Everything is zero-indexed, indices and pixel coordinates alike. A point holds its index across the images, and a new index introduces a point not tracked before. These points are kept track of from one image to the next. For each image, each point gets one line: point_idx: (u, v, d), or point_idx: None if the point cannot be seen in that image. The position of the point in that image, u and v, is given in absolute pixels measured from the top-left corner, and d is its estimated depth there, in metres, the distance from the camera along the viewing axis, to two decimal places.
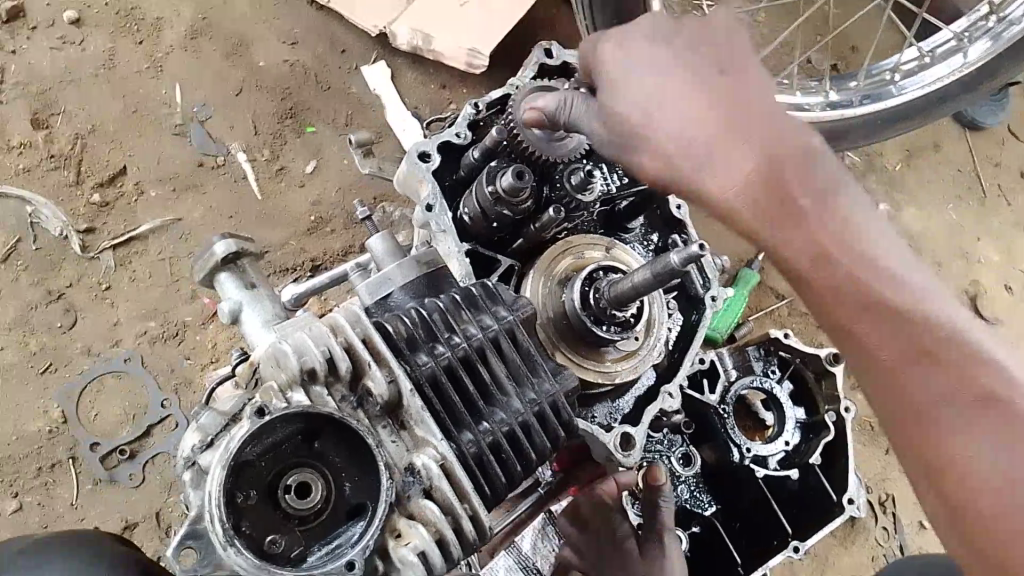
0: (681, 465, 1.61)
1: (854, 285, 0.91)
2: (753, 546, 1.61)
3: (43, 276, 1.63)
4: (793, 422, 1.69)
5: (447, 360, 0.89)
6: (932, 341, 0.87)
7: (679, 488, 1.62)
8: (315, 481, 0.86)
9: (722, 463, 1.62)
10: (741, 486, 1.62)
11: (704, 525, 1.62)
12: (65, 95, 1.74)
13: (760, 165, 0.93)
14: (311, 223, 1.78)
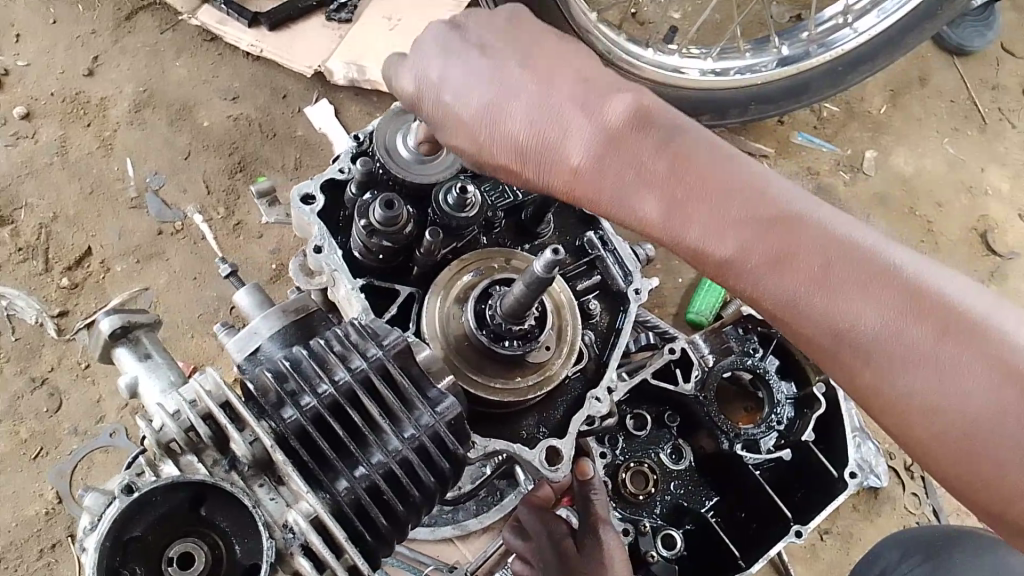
0: (669, 462, 1.59)
1: (725, 237, 0.86)
2: (754, 540, 1.50)
3: (25, 365, 1.69)
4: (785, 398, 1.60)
5: (313, 409, 0.87)
6: (816, 273, 0.84)
7: (670, 487, 1.57)
8: (199, 549, 0.84)
9: (713, 453, 1.56)
10: (734, 476, 1.54)
11: (698, 524, 1.54)
12: (25, 187, 1.81)
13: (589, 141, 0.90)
14: (273, 270, 1.80)
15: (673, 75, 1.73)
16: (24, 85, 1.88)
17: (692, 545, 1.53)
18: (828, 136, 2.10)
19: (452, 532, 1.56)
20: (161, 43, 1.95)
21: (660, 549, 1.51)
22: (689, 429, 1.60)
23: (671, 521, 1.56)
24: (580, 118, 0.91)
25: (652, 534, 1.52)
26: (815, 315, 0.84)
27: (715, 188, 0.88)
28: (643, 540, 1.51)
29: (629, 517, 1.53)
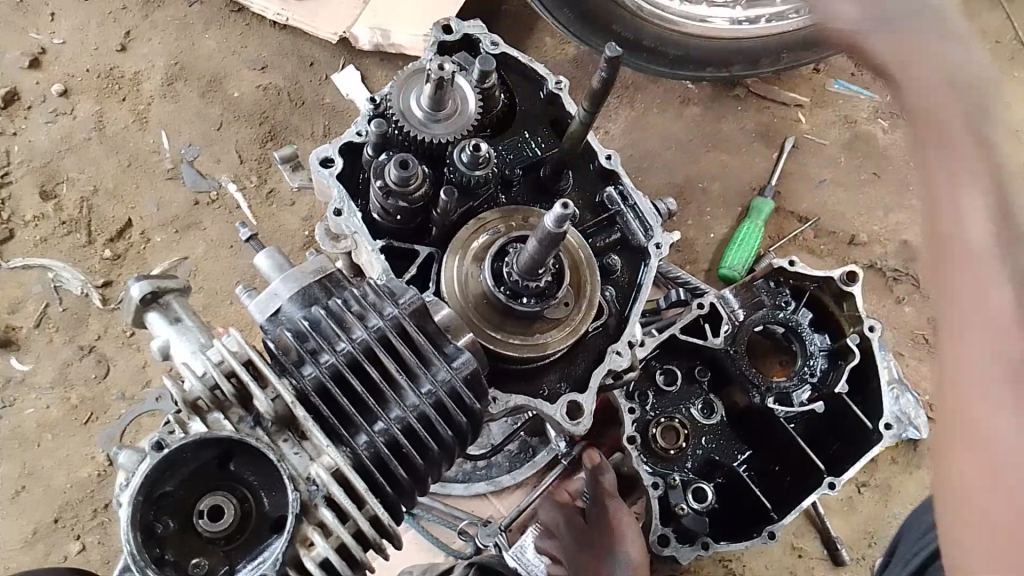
0: (700, 417, 1.59)
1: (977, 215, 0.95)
2: (791, 490, 1.52)
3: (73, 335, 1.76)
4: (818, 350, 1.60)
5: (332, 367, 0.89)
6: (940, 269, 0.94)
7: (701, 442, 1.57)
8: (228, 501, 0.89)
9: (744, 409, 1.56)
10: (766, 430, 1.54)
11: (726, 476, 1.55)
12: (66, 163, 1.86)
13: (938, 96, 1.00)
14: (307, 237, 1.83)
15: (695, 24, 1.67)
16: (60, 63, 1.93)
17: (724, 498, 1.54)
18: (866, 83, 2.02)
19: (486, 488, 1.59)
20: (189, 16, 1.98)
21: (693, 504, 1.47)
22: (720, 386, 1.59)
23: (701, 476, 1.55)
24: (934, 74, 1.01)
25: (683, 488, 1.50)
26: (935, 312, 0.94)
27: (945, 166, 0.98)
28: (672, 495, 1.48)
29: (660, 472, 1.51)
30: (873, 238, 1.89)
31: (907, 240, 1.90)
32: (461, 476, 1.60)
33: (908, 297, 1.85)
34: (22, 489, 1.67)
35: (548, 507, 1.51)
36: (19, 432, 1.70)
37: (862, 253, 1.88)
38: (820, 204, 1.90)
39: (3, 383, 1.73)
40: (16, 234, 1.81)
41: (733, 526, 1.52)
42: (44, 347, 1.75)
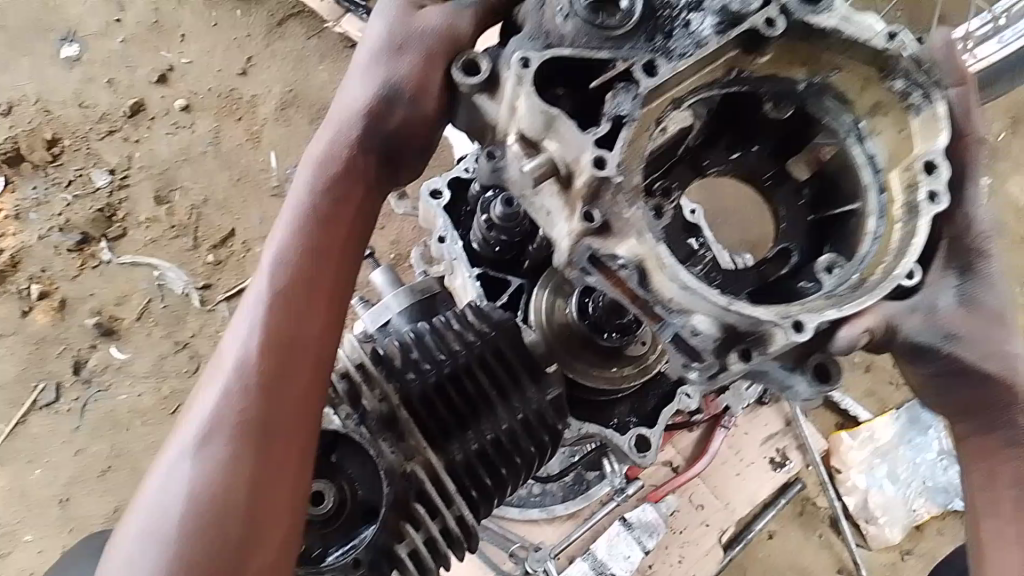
0: (871, 193, 0.86)
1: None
2: (601, 141, 0.77)
3: (172, 330, 1.88)
4: (527, 153, 0.84)
5: (433, 377, 1.00)
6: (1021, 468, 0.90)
7: (741, 74, 0.84)
8: (329, 489, 0.94)
9: (868, 90, 0.85)
10: (842, 216, 0.89)
11: (738, 107, 0.90)
12: (181, 172, 2.02)
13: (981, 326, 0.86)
14: (392, 259, 1.90)
15: None
16: (186, 81, 2.11)
17: (739, 40, 0.80)
18: None
19: (539, 515, 1.61)
20: (306, 49, 2.15)
21: None
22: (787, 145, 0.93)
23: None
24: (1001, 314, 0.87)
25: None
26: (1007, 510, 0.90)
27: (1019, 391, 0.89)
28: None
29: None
30: None
31: None
32: (517, 499, 1.62)
33: None
34: (108, 469, 1.78)
35: (600, 541, 1.60)
36: (112, 415, 1.81)
37: None
38: None
39: (104, 368, 1.85)
40: (130, 232, 1.96)
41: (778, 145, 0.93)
42: (143, 338, 1.87)
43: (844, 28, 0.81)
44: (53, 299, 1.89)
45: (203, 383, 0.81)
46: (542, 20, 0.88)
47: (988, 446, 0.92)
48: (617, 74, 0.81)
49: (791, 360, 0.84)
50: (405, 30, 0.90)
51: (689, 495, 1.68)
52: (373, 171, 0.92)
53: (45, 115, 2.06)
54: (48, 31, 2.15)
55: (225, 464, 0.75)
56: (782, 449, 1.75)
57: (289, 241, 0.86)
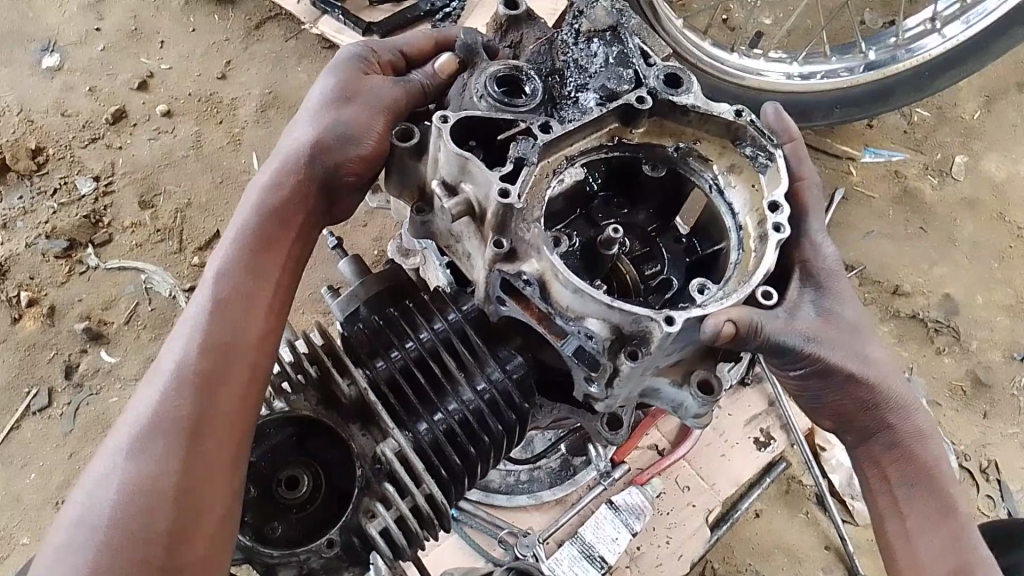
0: (732, 233, 0.96)
1: (918, 444, 0.99)
2: (505, 176, 0.93)
3: (158, 332, 1.89)
4: (448, 194, 0.98)
5: (401, 362, 1.02)
6: (912, 455, 0.99)
7: (622, 139, 1.00)
8: (304, 474, 0.98)
9: (724, 155, 0.99)
10: (714, 258, 1.00)
11: (625, 173, 1.03)
12: (164, 177, 2.04)
13: (845, 330, 0.95)
14: (375, 256, 1.91)
15: (753, 77, 1.78)
16: (166, 87, 2.14)
17: (617, 112, 0.99)
18: (916, 141, 2.11)
19: (527, 501, 1.62)
20: (285, 50, 2.19)
21: (598, 59, 1.05)
22: (672, 201, 1.05)
23: (566, 62, 1.05)
24: (855, 319, 0.97)
25: (599, 33, 1.08)
26: (911, 497, 0.99)
27: (896, 386, 0.98)
28: (640, 36, 1.09)
29: (619, 10, 1.10)
30: (917, 289, 1.92)
31: (949, 293, 1.93)
32: (505, 488, 1.64)
33: (947, 347, 1.87)
34: None
35: (587, 525, 1.59)
36: (102, 418, 1.82)
37: (905, 303, 1.91)
38: (865, 254, 1.95)
39: (93, 372, 1.86)
40: (115, 237, 1.98)
41: (663, 199, 1.05)
42: (131, 341, 1.89)
43: (699, 106, 0.98)
44: (41, 306, 1.90)
45: (144, 386, 0.89)
46: (463, 100, 1.03)
47: (873, 451, 1.02)
48: (518, 133, 0.97)
49: (679, 376, 0.98)
50: (352, 90, 1.07)
51: (674, 477, 1.70)
52: (312, 200, 1.03)
53: (28, 125, 2.08)
54: (29, 42, 2.19)
55: (159, 460, 0.82)
56: (765, 429, 1.77)
57: (230, 262, 0.96)
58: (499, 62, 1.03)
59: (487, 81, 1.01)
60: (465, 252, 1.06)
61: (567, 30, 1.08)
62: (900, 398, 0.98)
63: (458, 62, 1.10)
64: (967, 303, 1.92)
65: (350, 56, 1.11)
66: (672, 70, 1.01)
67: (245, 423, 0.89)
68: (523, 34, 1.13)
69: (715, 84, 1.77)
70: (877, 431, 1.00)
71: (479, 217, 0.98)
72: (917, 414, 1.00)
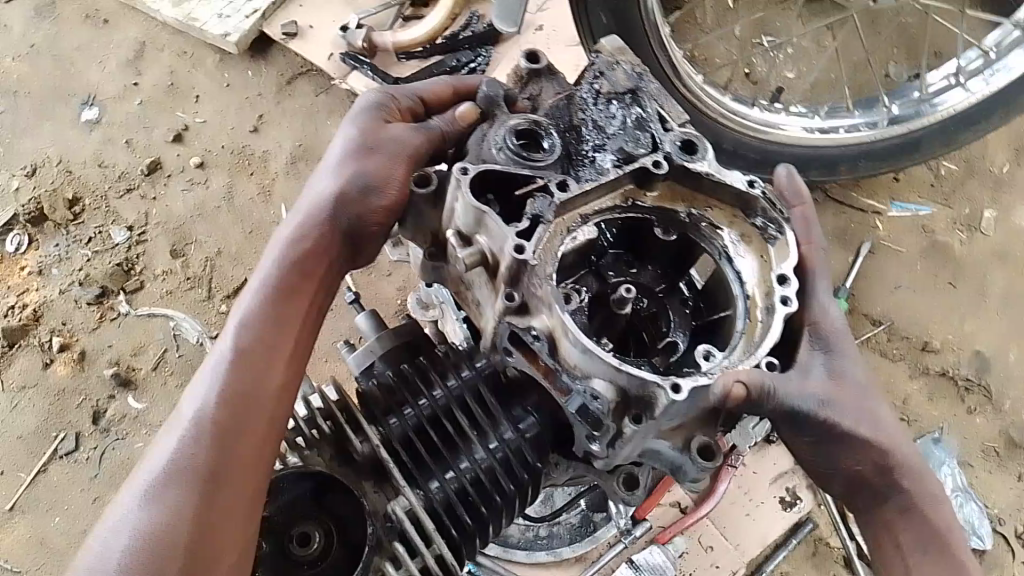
0: (738, 301, 0.96)
1: (928, 507, 0.98)
2: (523, 233, 0.94)
3: (186, 379, 1.92)
4: (463, 246, 1.00)
5: (414, 419, 1.03)
6: (923, 517, 0.97)
7: (637, 201, 1.01)
8: (316, 531, 0.98)
9: (735, 223, 1.00)
10: (720, 322, 0.99)
11: (634, 231, 1.03)
12: (196, 227, 2.09)
13: (853, 391, 0.95)
14: (398, 305, 1.93)
15: (774, 131, 1.79)
16: (200, 139, 2.21)
17: (633, 174, 1.00)
18: (944, 195, 2.08)
19: (546, 558, 1.61)
20: (316, 104, 2.25)
21: (617, 120, 1.07)
22: (681, 262, 1.04)
23: (585, 120, 1.08)
24: (862, 380, 0.97)
25: (619, 96, 1.10)
26: (925, 563, 0.96)
27: (905, 449, 0.97)
28: (659, 99, 1.11)
29: (639, 73, 1.12)
30: (946, 346, 1.89)
31: (980, 349, 1.89)
32: (524, 543, 1.62)
33: (978, 405, 1.83)
34: None
35: None
36: (129, 464, 1.84)
37: (934, 359, 1.88)
38: (893, 309, 1.92)
39: (121, 418, 1.89)
40: (146, 285, 2.02)
41: (672, 257, 1.04)
42: (159, 387, 1.92)
43: (712, 174, 0.99)
44: (72, 352, 1.94)
45: (164, 433, 0.89)
46: (480, 151, 1.04)
47: (884, 515, 0.99)
48: (536, 189, 0.98)
49: (679, 442, 0.98)
50: (374, 138, 1.07)
51: (698, 536, 1.67)
52: (336, 250, 1.04)
53: (67, 176, 2.15)
54: (71, 96, 2.27)
55: (173, 510, 0.82)
56: (791, 488, 1.74)
57: (253, 311, 0.97)
58: (519, 117, 1.05)
59: (506, 134, 1.03)
60: (475, 301, 1.08)
61: (585, 90, 1.11)
62: (909, 461, 0.97)
63: (479, 112, 1.10)
64: (999, 361, 1.88)
65: (371, 105, 1.12)
66: (687, 136, 1.02)
67: (258, 478, 0.89)
68: (541, 89, 1.16)
69: (736, 136, 1.78)
70: (888, 495, 0.98)
71: (492, 267, 0.99)
72: (926, 477, 0.99)
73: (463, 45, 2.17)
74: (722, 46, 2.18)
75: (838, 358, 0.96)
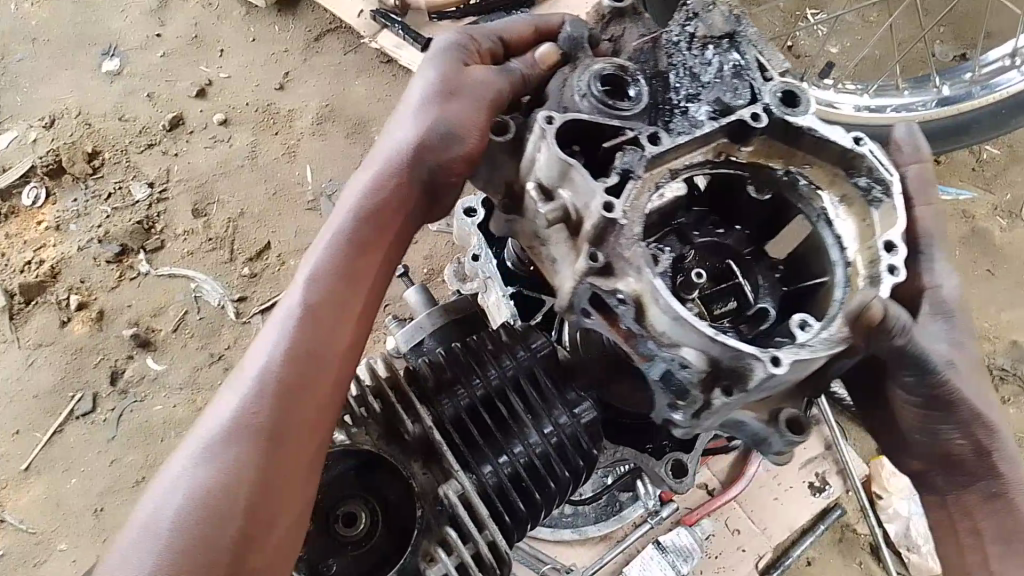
0: (837, 268, 0.91)
1: (1021, 498, 0.95)
2: (610, 188, 0.89)
3: (205, 342, 1.88)
4: (543, 198, 0.94)
5: (468, 400, 0.99)
6: (1012, 507, 0.95)
7: (730, 157, 0.96)
8: (361, 512, 0.95)
9: (835, 184, 0.95)
10: (812, 288, 0.95)
11: (725, 188, 0.99)
12: (218, 186, 2.03)
13: (967, 367, 0.95)
14: (426, 274, 1.89)
15: (823, 108, 1.74)
16: (224, 96, 2.14)
17: (728, 129, 0.94)
18: (987, 180, 2.03)
19: (571, 536, 1.57)
20: (344, 64, 2.18)
21: (713, 67, 1.01)
22: (770, 224, 1.01)
23: (673, 65, 1.03)
24: (978, 362, 0.96)
25: (715, 40, 1.03)
26: (1007, 549, 0.93)
27: (1005, 439, 0.95)
28: (758, 44, 1.04)
29: (736, 15, 1.06)
30: (984, 334, 1.85)
31: (1018, 340, 1.86)
32: (549, 519, 1.59)
33: (1014, 396, 1.80)
34: (143, 479, 1.76)
35: (634, 564, 1.56)
36: (146, 426, 1.81)
37: None
38: None
39: (139, 379, 1.85)
40: (167, 244, 1.97)
41: (759, 220, 1.00)
42: (178, 349, 1.88)
43: (814, 129, 0.93)
44: (91, 310, 1.90)
45: (228, 387, 0.85)
46: (564, 97, 1.01)
47: (966, 500, 0.97)
48: (626, 142, 0.93)
49: (767, 414, 0.93)
50: (455, 86, 1.01)
51: (725, 519, 1.64)
52: (411, 205, 0.99)
53: (86, 128, 2.09)
54: (91, 46, 2.20)
55: (232, 469, 0.78)
56: (821, 474, 1.71)
57: (324, 266, 0.92)
58: (605, 61, 1.01)
59: (591, 79, 0.99)
60: (550, 258, 1.02)
61: (677, 31, 1.06)
62: (1008, 450, 0.95)
63: (560, 53, 1.07)
64: None
65: (452, 50, 1.06)
66: (788, 86, 0.97)
67: (321, 442, 0.85)
68: (624, 30, 1.13)
69: None
70: (980, 478, 0.96)
71: (573, 225, 0.94)
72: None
73: (499, 7, 2.10)
74: (766, 17, 2.12)
75: (956, 335, 0.96)
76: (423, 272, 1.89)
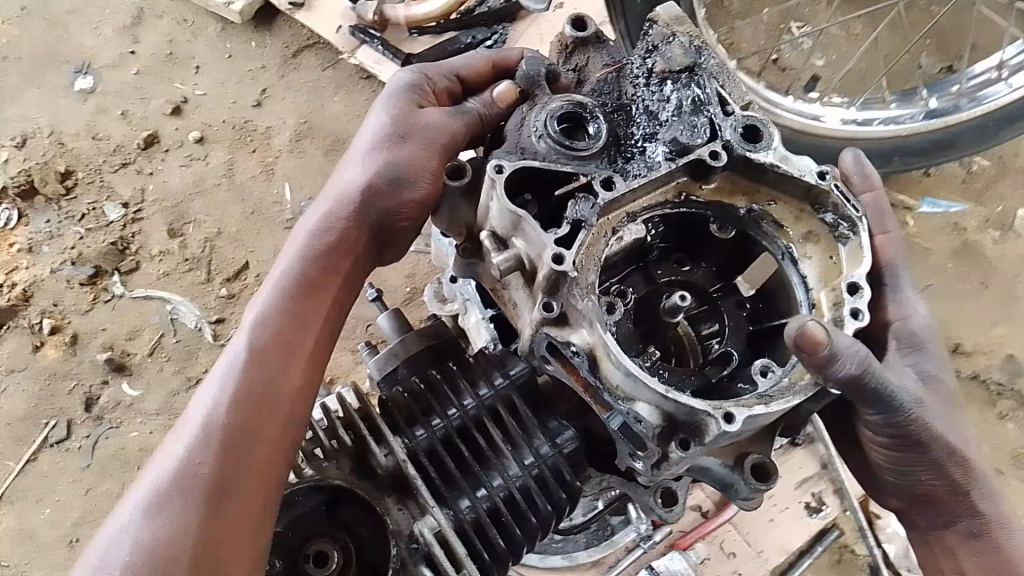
0: (802, 309, 0.89)
1: (1001, 530, 0.95)
2: (562, 239, 0.85)
3: (182, 365, 1.83)
4: (496, 247, 0.92)
5: (442, 431, 0.95)
6: (993, 540, 0.95)
7: (689, 197, 0.92)
8: (333, 550, 0.89)
9: (802, 220, 0.92)
10: (779, 330, 0.93)
11: (687, 228, 0.96)
12: (194, 205, 1.99)
13: (940, 402, 0.93)
14: (408, 293, 1.85)
15: (809, 123, 1.72)
16: (200, 113, 2.10)
17: (688, 168, 0.90)
18: (976, 193, 1.99)
19: (561, 562, 1.52)
20: (322, 79, 2.14)
21: (671, 105, 0.97)
22: (737, 261, 0.98)
23: (634, 102, 0.99)
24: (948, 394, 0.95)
25: (674, 74, 0.99)
26: None
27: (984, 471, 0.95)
28: (720, 78, 0.99)
29: (698, 47, 1.01)
30: (976, 349, 1.82)
31: (1012, 354, 1.82)
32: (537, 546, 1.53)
33: (1009, 412, 1.76)
34: None
35: None
36: (122, 453, 1.75)
37: (964, 363, 1.81)
38: None
39: (113, 405, 1.80)
40: (141, 266, 1.92)
41: (727, 255, 0.97)
42: (154, 374, 1.83)
43: (778, 164, 0.90)
44: (63, 334, 1.85)
45: (174, 436, 0.82)
46: (518, 136, 0.96)
47: (947, 535, 0.98)
48: (578, 188, 0.89)
49: (731, 458, 0.90)
50: (404, 124, 1.00)
51: (719, 543, 1.60)
52: (362, 244, 0.98)
53: (59, 147, 2.04)
54: (64, 64, 2.16)
55: (180, 518, 0.75)
56: (817, 494, 1.66)
57: (272, 309, 0.90)
58: (559, 98, 0.96)
59: (548, 118, 0.94)
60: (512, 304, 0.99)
61: (638, 65, 1.02)
62: (986, 482, 0.95)
63: (518, 91, 1.01)
64: None
65: (400, 86, 1.04)
66: (751, 121, 0.93)
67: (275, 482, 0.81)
68: (588, 59, 1.06)
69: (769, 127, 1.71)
70: (959, 514, 0.96)
71: (530, 273, 0.91)
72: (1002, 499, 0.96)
73: (479, 22, 2.06)
74: (750, 30, 2.09)
75: (925, 370, 0.94)
76: (405, 291, 1.85)
